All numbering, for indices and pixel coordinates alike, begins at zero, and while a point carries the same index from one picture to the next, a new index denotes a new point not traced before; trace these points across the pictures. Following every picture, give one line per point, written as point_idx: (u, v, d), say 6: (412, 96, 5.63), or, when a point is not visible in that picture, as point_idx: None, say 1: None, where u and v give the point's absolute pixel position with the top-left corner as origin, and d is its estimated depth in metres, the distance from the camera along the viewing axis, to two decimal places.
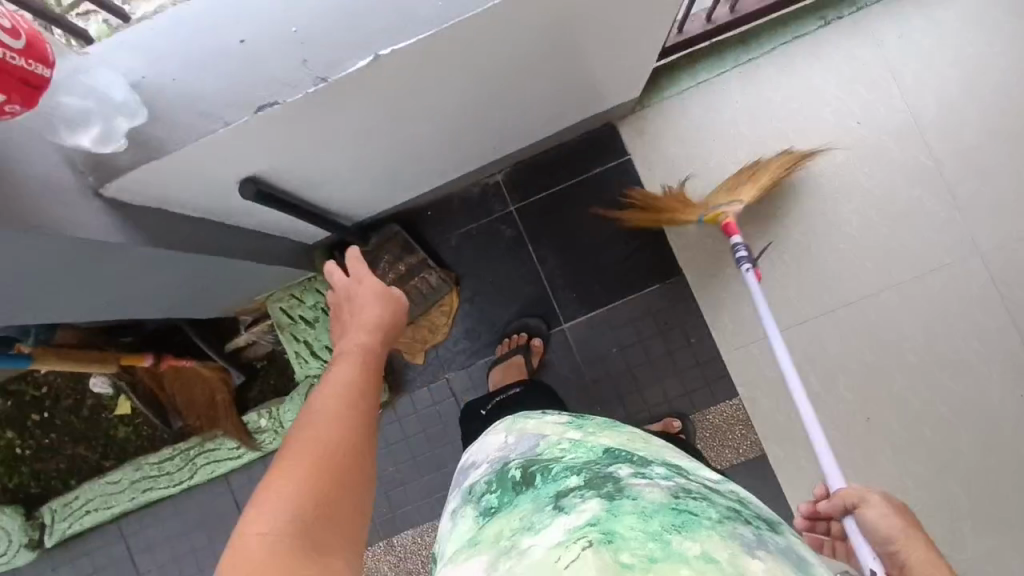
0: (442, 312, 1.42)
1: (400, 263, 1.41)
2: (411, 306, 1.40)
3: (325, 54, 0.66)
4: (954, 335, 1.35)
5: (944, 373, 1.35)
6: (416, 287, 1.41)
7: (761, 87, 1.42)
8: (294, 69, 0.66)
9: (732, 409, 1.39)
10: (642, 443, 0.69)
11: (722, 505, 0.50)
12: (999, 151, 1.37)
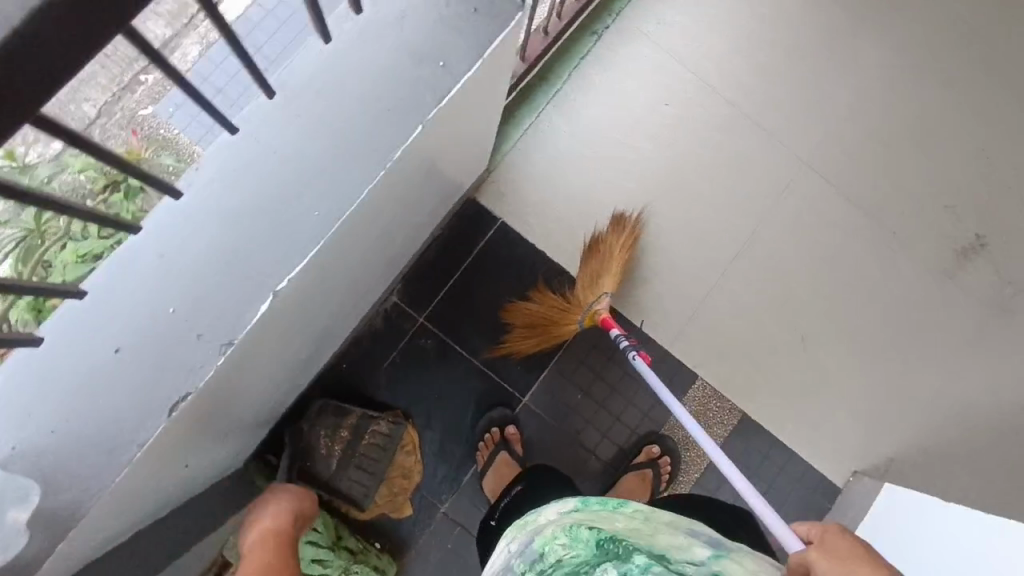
0: (407, 452, 1.34)
1: (341, 434, 1.31)
2: (376, 466, 1.31)
3: (216, 324, 0.63)
4: (824, 237, 1.56)
5: (833, 268, 1.56)
6: (369, 445, 1.31)
7: (574, 111, 1.53)
8: (193, 351, 0.63)
9: (700, 390, 1.49)
10: (631, 515, 0.72)
11: None
12: (775, 79, 1.59)
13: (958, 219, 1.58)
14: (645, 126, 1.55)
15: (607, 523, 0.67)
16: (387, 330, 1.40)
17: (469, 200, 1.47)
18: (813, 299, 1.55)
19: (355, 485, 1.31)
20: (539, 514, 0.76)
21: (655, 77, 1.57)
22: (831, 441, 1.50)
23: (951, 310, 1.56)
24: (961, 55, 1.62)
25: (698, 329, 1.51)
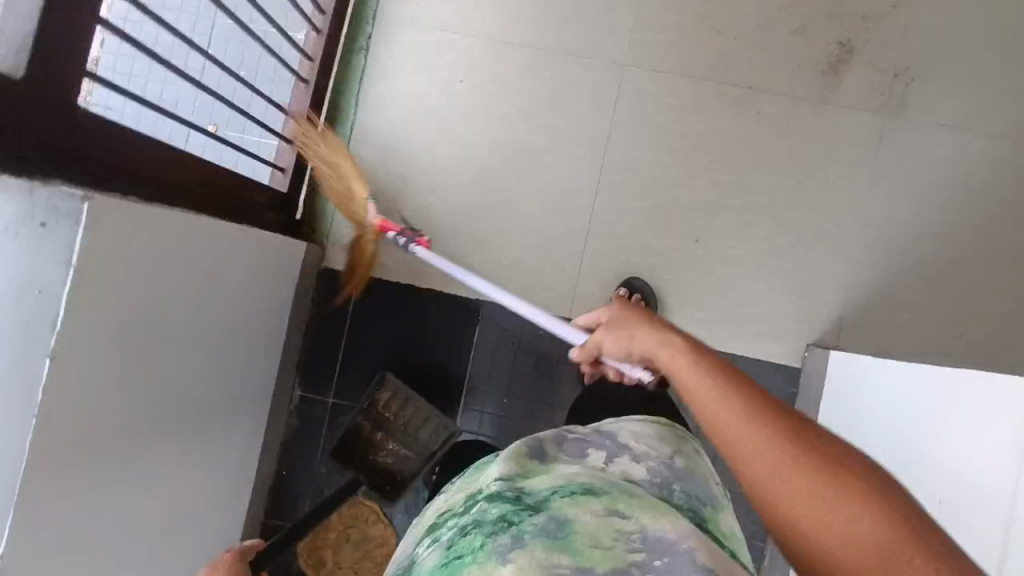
0: (370, 518, 1.44)
1: (371, 436, 1.43)
2: (408, 406, 1.41)
3: None
4: (679, 120, 1.41)
5: (701, 148, 1.41)
6: (391, 408, 1.42)
7: (369, 136, 1.46)
8: None
9: None
10: (462, 477, 0.82)
11: (489, 523, 0.63)
12: None
13: (815, 31, 1.38)
14: (441, 115, 1.45)
15: (430, 511, 0.76)
16: (302, 422, 1.47)
17: (316, 272, 1.46)
18: (691, 189, 1.42)
19: (431, 426, 1.41)
20: (379, 530, 0.83)
21: (429, 60, 1.45)
22: (764, 327, 1.40)
23: (845, 130, 1.39)
24: None
25: (588, 277, 1.44)
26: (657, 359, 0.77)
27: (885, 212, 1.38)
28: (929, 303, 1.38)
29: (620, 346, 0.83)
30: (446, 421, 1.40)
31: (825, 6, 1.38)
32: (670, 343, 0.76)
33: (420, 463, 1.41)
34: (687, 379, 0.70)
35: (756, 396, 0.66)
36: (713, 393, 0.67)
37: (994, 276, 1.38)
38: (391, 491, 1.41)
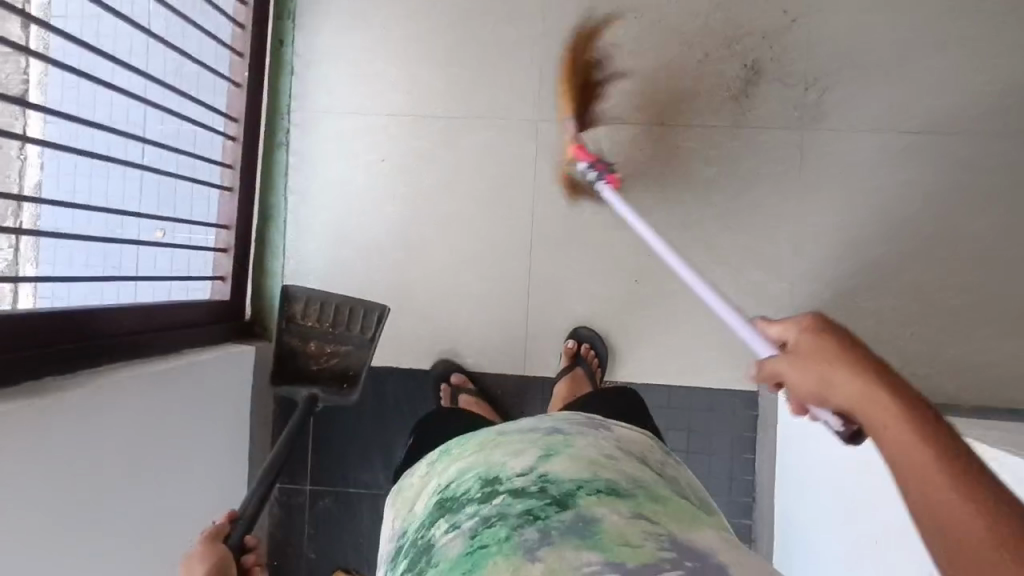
0: None
1: (304, 354, 1.40)
2: (323, 304, 1.39)
3: None
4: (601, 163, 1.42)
5: (628, 186, 1.41)
6: (312, 315, 1.39)
7: (305, 229, 1.48)
8: None
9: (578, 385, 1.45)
10: (471, 442, 0.79)
11: (514, 516, 0.62)
12: (454, 66, 1.45)
13: (718, 56, 1.39)
14: (369, 197, 1.47)
15: (447, 473, 0.75)
16: (287, 515, 1.50)
17: (276, 370, 1.48)
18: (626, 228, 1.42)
19: (359, 315, 1.38)
20: (407, 475, 0.85)
21: (349, 145, 1.47)
22: (719, 357, 1.41)
23: (766, 148, 1.39)
24: None
25: (537, 330, 1.46)
26: (816, 391, 0.52)
27: (821, 222, 1.37)
28: (883, 306, 1.35)
29: (807, 384, 0.52)
30: (372, 304, 1.37)
31: (724, 35, 1.39)
32: (869, 383, 0.48)
33: (363, 351, 1.39)
34: (848, 393, 0.48)
35: (929, 435, 0.44)
36: (907, 438, 0.44)
37: (948, 268, 1.33)
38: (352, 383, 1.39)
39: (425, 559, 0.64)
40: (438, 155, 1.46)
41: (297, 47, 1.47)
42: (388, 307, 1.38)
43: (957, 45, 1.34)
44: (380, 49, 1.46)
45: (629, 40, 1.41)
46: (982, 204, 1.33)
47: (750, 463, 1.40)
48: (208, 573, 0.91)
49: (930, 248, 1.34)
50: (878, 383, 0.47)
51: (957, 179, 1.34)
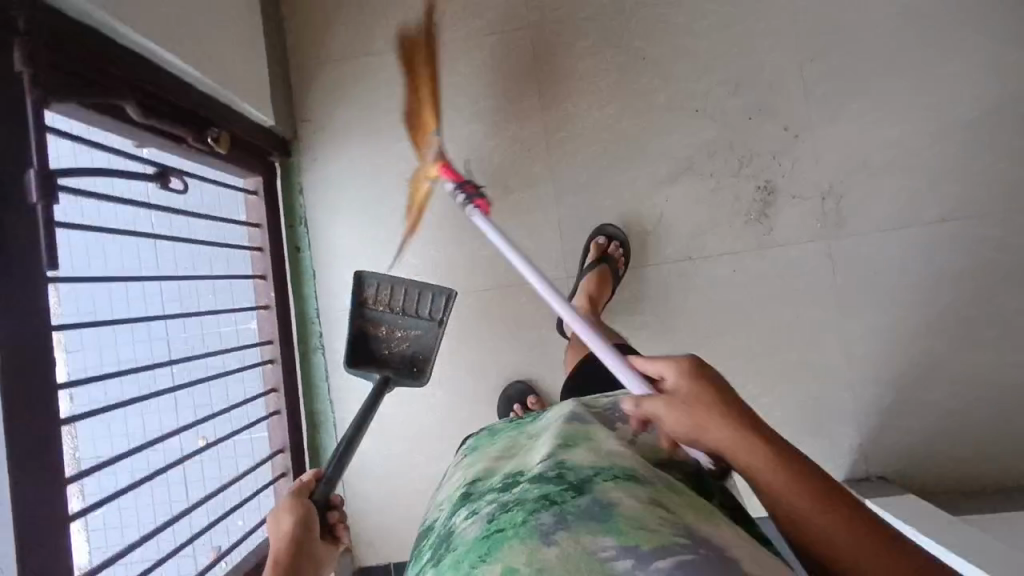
0: None
1: (379, 339, 1.30)
2: (398, 288, 1.29)
3: None
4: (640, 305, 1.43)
5: (671, 323, 1.42)
6: (383, 300, 1.29)
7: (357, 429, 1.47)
8: None
9: None
10: (502, 445, 0.74)
11: (530, 500, 0.56)
12: (474, 239, 1.45)
13: (732, 182, 1.41)
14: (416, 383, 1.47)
15: (475, 466, 0.70)
16: None
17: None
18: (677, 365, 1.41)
19: (425, 298, 1.29)
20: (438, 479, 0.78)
21: None
22: None
23: (799, 262, 1.40)
24: (604, 58, 1.43)
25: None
26: (691, 430, 0.64)
27: (868, 324, 1.38)
28: (948, 398, 1.35)
29: (688, 426, 0.64)
30: (438, 287, 1.30)
31: (731, 157, 1.41)
32: (750, 439, 0.61)
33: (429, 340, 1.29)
34: (710, 439, 0.63)
35: (813, 485, 0.59)
36: (782, 476, 0.59)
37: (1000, 354, 1.34)
38: (422, 370, 1.28)
39: (443, 548, 0.58)
40: (476, 330, 1.46)
41: (315, 248, 1.47)
42: (455, 290, 1.32)
43: (965, 130, 1.36)
44: (399, 241, 1.47)
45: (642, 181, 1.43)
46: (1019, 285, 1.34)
47: None
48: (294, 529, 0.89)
49: (977, 335, 1.35)
50: (762, 435, 0.61)
51: (990, 260, 1.35)
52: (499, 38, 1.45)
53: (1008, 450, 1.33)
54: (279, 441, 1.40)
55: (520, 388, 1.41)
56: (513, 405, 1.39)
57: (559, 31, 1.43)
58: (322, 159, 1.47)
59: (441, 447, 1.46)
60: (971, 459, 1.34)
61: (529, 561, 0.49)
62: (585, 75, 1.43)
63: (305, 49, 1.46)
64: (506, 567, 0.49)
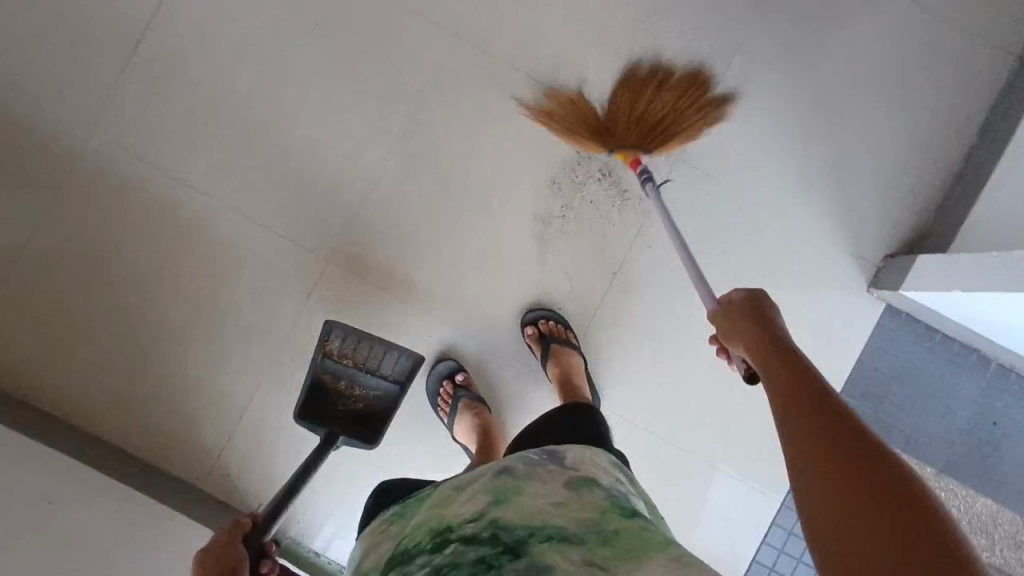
0: None
1: (333, 390, 1.27)
2: (363, 343, 1.27)
3: None
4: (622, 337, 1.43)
5: (656, 326, 1.42)
6: (348, 355, 1.27)
7: None
8: None
9: None
10: (429, 493, 0.79)
11: (467, 564, 0.64)
12: None
13: (578, 193, 1.40)
14: None
15: (407, 524, 0.76)
16: None
17: None
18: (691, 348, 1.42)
19: (390, 359, 1.27)
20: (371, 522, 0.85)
21: None
22: (850, 323, 1.42)
23: (681, 190, 1.41)
24: (396, 218, 1.38)
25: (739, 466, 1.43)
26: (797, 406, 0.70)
27: (768, 178, 1.41)
28: (862, 162, 1.42)
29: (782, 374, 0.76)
30: (405, 350, 1.27)
31: (556, 180, 1.39)
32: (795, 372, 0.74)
33: (385, 396, 1.28)
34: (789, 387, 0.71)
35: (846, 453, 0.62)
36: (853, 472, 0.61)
37: (857, 103, 1.42)
38: (373, 431, 1.27)
39: None
40: None
41: None
42: (422, 354, 1.28)
43: None
44: None
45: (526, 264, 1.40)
46: (817, 48, 1.41)
47: (944, 337, 1.43)
48: None
49: (831, 108, 1.42)
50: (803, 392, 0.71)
51: (784, 53, 1.41)
52: (312, 291, 1.37)
53: (929, 154, 1.43)
54: None
55: (450, 365, 1.36)
56: (441, 382, 1.35)
57: (349, 240, 1.38)
58: (307, 520, 1.37)
59: None
60: (920, 185, 1.43)
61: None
62: (400, 243, 1.38)
63: (196, 462, 1.36)
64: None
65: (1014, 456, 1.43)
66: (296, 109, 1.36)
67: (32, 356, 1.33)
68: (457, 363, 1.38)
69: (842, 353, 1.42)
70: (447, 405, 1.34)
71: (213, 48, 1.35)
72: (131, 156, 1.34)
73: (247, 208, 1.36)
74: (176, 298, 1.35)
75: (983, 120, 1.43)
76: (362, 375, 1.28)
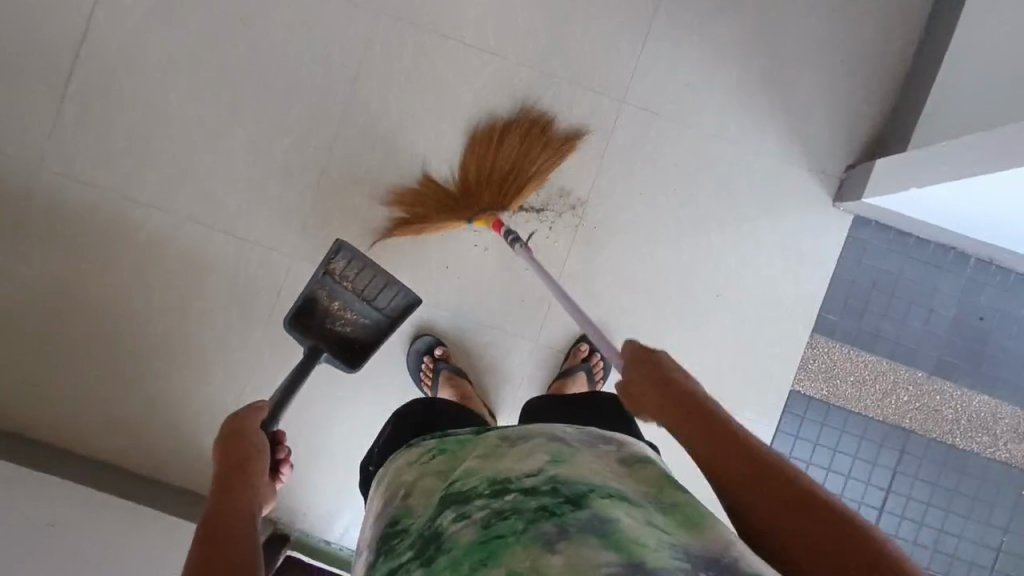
0: None
1: (323, 306, 1.28)
2: (366, 270, 1.26)
3: None
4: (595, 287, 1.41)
5: (627, 271, 1.40)
6: (348, 279, 1.27)
7: None
8: None
9: (804, 378, 1.41)
10: (472, 444, 0.75)
11: (529, 508, 0.60)
12: None
13: None
14: None
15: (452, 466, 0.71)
16: None
17: None
18: (665, 288, 1.40)
19: (387, 294, 1.28)
20: (396, 465, 0.80)
21: None
22: (822, 240, 1.41)
23: (630, 132, 1.39)
24: (351, 203, 1.38)
25: (732, 398, 1.41)
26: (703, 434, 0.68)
27: (717, 106, 1.39)
28: (810, 75, 1.40)
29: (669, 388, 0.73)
30: (405, 292, 1.27)
31: (503, 140, 1.38)
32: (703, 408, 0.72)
33: (376, 321, 1.30)
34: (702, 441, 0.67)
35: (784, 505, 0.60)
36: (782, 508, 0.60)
37: (797, 14, 1.39)
38: (358, 355, 1.30)
39: (434, 548, 0.60)
40: None
41: None
42: (419, 300, 1.27)
43: None
44: None
45: (487, 229, 1.38)
46: None
47: (918, 239, 1.42)
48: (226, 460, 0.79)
49: (771, 24, 1.39)
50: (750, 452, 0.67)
51: None
52: (279, 288, 1.38)
53: (878, 55, 1.40)
54: None
55: (427, 340, 1.37)
56: (421, 357, 1.37)
57: (307, 233, 1.38)
58: (314, 510, 1.40)
59: None
60: (872, 90, 1.40)
61: (532, 567, 0.54)
62: (359, 228, 1.38)
63: (194, 472, 1.38)
64: (511, 573, 0.54)
65: (1005, 348, 1.42)
66: (235, 113, 1.37)
67: (22, 393, 1.37)
68: (441, 339, 1.39)
69: (817, 270, 1.40)
70: (429, 377, 1.35)
71: (143, 65, 1.36)
72: (82, 184, 1.36)
73: (205, 216, 1.37)
74: (150, 315, 1.37)
75: (927, 11, 1.39)
76: (355, 305, 1.28)
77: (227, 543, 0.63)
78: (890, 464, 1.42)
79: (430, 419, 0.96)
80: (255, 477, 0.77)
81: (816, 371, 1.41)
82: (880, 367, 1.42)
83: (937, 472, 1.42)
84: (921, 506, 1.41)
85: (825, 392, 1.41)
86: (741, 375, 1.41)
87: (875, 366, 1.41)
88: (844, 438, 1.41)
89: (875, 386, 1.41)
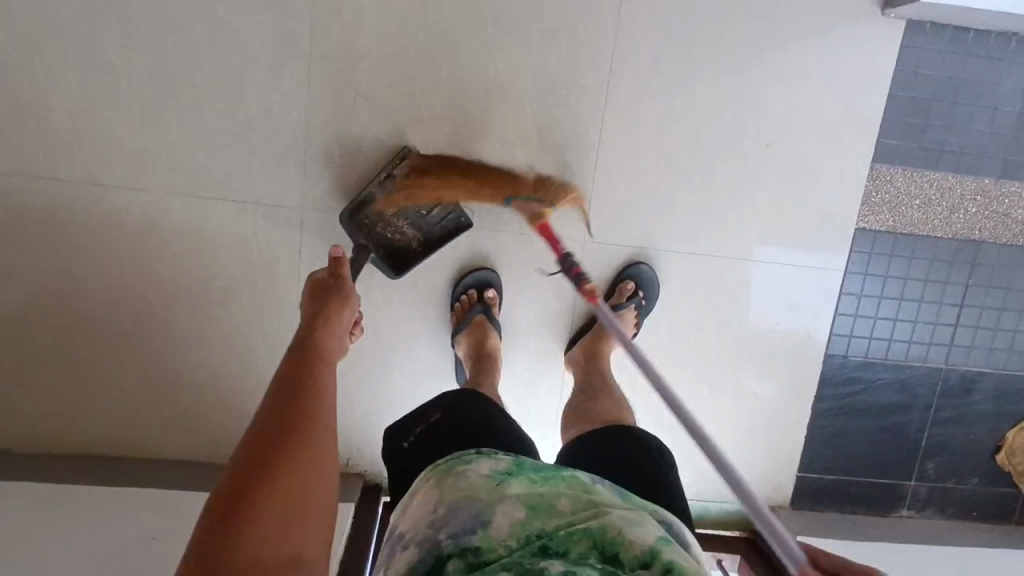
0: None
1: (378, 210, 1.20)
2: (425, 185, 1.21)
3: None
4: (636, 170, 1.27)
5: (668, 142, 1.26)
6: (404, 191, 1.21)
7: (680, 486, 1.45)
8: None
9: (867, 211, 1.34)
10: (566, 483, 0.69)
11: None
12: (514, 328, 1.33)
13: (530, 27, 1.19)
14: (648, 419, 1.41)
15: (542, 506, 0.65)
16: (957, 517, 1.50)
17: (817, 513, 1.47)
18: (711, 151, 1.28)
19: (438, 212, 1.21)
20: (466, 473, 0.71)
21: None
22: (873, 58, 1.26)
23: None
24: (349, 133, 1.21)
25: (798, 250, 1.34)
26: None
27: None
28: None
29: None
30: (456, 211, 1.22)
31: (501, 20, 1.18)
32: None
33: (424, 236, 1.22)
34: None
35: None
36: None
37: None
38: (405, 264, 1.22)
39: None
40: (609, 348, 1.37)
41: None
42: (467, 223, 1.22)
43: None
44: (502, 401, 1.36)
45: (508, 131, 1.23)
46: None
47: (978, 34, 1.27)
48: (296, 355, 0.86)
49: None
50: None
51: None
52: (298, 243, 1.25)
53: None
54: (718, 565, 1.46)
55: (482, 276, 1.28)
56: (465, 288, 1.28)
57: (311, 180, 1.23)
58: None
59: (713, 408, 1.42)
60: None
61: None
62: (365, 159, 1.22)
63: None
64: None
65: None
66: (187, 57, 1.16)
67: (67, 415, 1.29)
68: (499, 277, 1.29)
69: (871, 94, 1.27)
70: (461, 311, 1.27)
71: (62, 22, 1.13)
72: (43, 180, 1.19)
73: (192, 186, 1.21)
74: (170, 306, 1.26)
75: None
76: (406, 218, 1.21)
77: (268, 450, 0.70)
78: (962, 280, 1.38)
79: (477, 430, 0.87)
80: (321, 418, 0.76)
81: (879, 202, 1.33)
82: (947, 184, 1.33)
83: (1009, 275, 1.38)
84: (995, 313, 1.40)
85: (891, 221, 1.34)
86: (802, 224, 1.33)
87: (940, 185, 1.33)
88: (916, 264, 1.36)
89: (941, 204, 1.34)
